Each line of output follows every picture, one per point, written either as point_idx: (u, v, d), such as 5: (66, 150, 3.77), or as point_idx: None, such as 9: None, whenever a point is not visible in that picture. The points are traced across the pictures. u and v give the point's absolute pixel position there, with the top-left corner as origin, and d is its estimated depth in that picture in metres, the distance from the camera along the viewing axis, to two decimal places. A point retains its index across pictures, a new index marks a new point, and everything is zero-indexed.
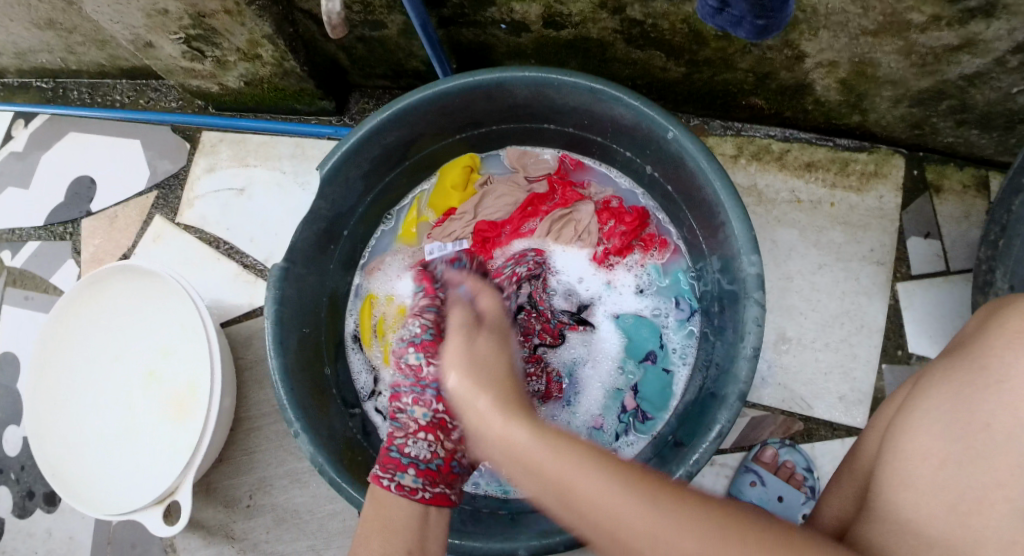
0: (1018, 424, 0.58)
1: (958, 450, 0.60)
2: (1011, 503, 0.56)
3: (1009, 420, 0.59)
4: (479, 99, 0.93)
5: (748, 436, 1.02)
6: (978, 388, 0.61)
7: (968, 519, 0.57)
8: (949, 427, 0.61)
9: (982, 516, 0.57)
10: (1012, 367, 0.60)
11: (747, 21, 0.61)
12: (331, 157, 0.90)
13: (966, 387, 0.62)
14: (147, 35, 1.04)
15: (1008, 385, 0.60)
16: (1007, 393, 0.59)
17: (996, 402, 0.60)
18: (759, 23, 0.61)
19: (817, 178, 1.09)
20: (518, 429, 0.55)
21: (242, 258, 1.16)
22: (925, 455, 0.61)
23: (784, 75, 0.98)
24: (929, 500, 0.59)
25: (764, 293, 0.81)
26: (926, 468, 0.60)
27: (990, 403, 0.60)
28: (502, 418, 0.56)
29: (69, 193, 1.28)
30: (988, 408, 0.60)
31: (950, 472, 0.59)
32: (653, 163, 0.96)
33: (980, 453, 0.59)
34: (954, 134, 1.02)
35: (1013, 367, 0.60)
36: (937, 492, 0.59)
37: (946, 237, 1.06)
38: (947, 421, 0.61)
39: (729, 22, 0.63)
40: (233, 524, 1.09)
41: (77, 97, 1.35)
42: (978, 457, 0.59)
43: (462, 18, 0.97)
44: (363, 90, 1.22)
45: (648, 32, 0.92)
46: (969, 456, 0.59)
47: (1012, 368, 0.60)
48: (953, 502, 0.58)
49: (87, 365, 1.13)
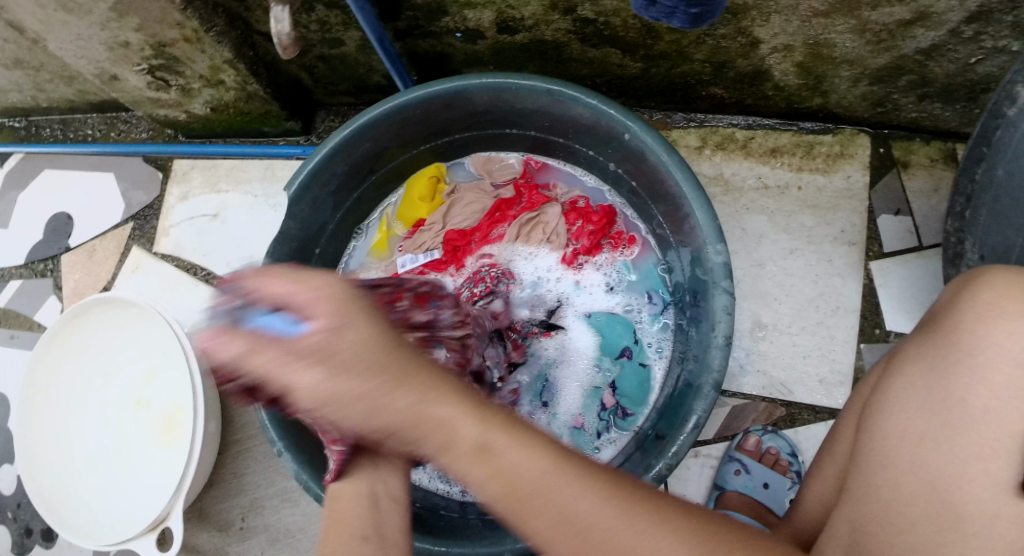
0: (995, 397, 0.58)
1: (935, 427, 0.60)
2: (991, 477, 0.56)
3: (984, 393, 0.59)
4: (439, 108, 0.94)
5: (729, 426, 1.02)
6: (953, 363, 0.62)
7: (950, 495, 0.57)
8: (926, 402, 0.61)
9: (962, 491, 0.57)
10: (985, 340, 0.61)
11: (681, 10, 0.62)
12: (296, 177, 0.90)
13: (941, 363, 0.62)
14: (111, 68, 1.04)
15: (982, 356, 0.60)
16: (981, 365, 0.60)
17: (971, 375, 0.60)
18: (692, 11, 0.62)
19: (783, 163, 1.09)
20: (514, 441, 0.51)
21: (219, 283, 1.16)
22: (905, 433, 0.61)
23: (741, 63, 0.98)
24: (907, 478, 0.59)
25: (732, 281, 0.82)
26: (906, 446, 0.61)
27: (965, 377, 0.60)
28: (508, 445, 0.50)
29: (47, 230, 1.29)
30: (963, 382, 0.60)
31: (929, 450, 0.59)
32: (616, 158, 0.96)
33: (957, 427, 0.59)
34: (917, 109, 1.03)
35: (984, 339, 0.61)
36: (916, 470, 0.59)
37: (916, 212, 1.06)
38: (924, 398, 0.62)
39: (662, 13, 0.64)
40: (227, 547, 1.09)
41: (50, 134, 1.36)
42: (955, 432, 0.59)
43: (417, 30, 0.98)
44: (329, 107, 1.23)
45: (602, 30, 0.93)
46: (948, 431, 0.59)
47: (983, 340, 0.61)
48: (933, 479, 0.58)
49: (75, 398, 1.14)
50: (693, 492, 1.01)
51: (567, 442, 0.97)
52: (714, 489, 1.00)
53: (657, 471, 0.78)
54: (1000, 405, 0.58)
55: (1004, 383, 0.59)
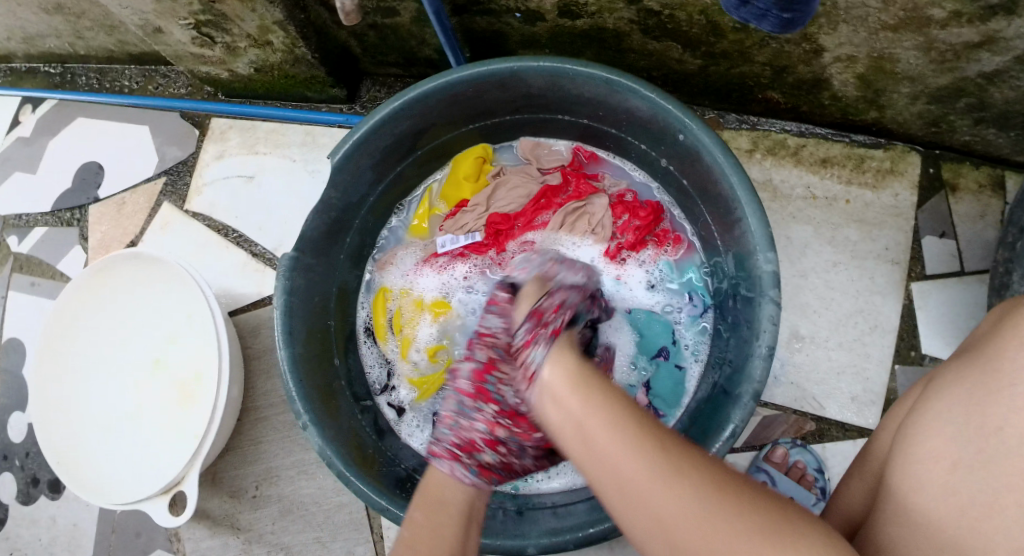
0: None
1: (970, 453, 0.58)
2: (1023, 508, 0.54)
3: (1023, 422, 0.57)
4: (492, 88, 0.92)
5: (760, 435, 1.01)
6: (991, 390, 0.59)
7: (978, 524, 0.56)
8: (960, 429, 0.60)
9: (991, 520, 0.55)
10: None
11: (773, 14, 0.60)
12: (342, 145, 0.89)
13: (979, 390, 0.60)
14: (156, 21, 1.03)
15: (1020, 387, 0.58)
16: (1020, 394, 0.58)
17: (1010, 404, 0.58)
18: (785, 16, 0.60)
19: (833, 174, 1.07)
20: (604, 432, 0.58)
21: (250, 247, 1.15)
22: (938, 458, 0.60)
23: (801, 69, 0.96)
24: (940, 503, 0.59)
25: (779, 291, 0.81)
26: (938, 472, 0.60)
27: (1003, 406, 0.58)
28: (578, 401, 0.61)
29: (76, 179, 1.27)
30: (1001, 411, 0.58)
31: (962, 476, 0.58)
32: (668, 155, 0.94)
33: (992, 456, 0.57)
34: (972, 132, 1.01)
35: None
36: (947, 495, 0.58)
37: (961, 236, 1.04)
38: (959, 424, 0.60)
39: (753, 15, 0.62)
40: (238, 514, 1.08)
41: (86, 83, 1.34)
42: (990, 460, 0.57)
43: (476, 6, 0.96)
44: (374, 78, 1.21)
45: (665, 23, 0.91)
46: (980, 459, 0.58)
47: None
48: (964, 506, 0.57)
49: (93, 354, 1.13)
50: None
51: None
52: None
53: None
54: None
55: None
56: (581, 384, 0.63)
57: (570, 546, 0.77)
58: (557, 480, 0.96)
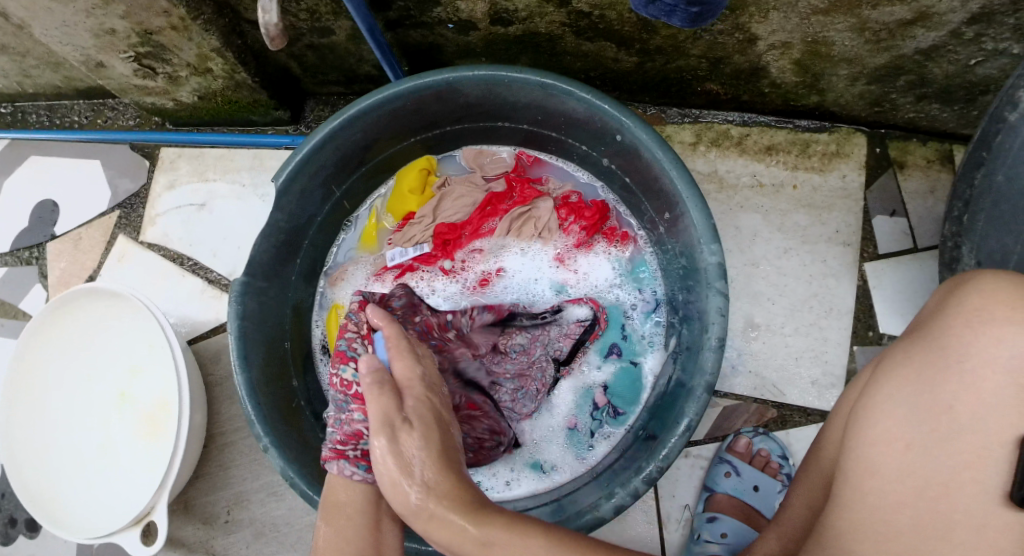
0: (981, 403, 0.58)
1: (923, 433, 0.59)
2: (978, 485, 0.56)
3: (972, 401, 0.58)
4: (430, 100, 0.92)
5: (721, 426, 1.02)
6: (940, 370, 0.60)
7: (937, 503, 0.57)
8: (912, 410, 0.60)
9: (950, 499, 0.56)
10: (972, 346, 0.60)
11: (680, 8, 0.61)
12: (284, 168, 0.89)
13: (928, 369, 0.61)
14: (97, 56, 1.02)
15: (969, 364, 0.59)
16: (969, 373, 0.59)
17: (958, 383, 0.59)
18: (693, 10, 0.61)
19: (779, 160, 1.08)
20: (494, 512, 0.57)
21: (206, 274, 1.15)
22: (890, 440, 0.60)
23: (738, 59, 0.97)
24: (896, 485, 0.58)
25: (725, 282, 0.81)
26: (892, 454, 0.59)
27: (953, 385, 0.59)
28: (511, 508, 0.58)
29: (33, 218, 1.27)
30: (951, 389, 0.59)
31: (915, 457, 0.58)
32: (610, 154, 0.94)
33: (946, 436, 0.58)
34: (914, 109, 1.01)
35: (973, 347, 0.59)
36: (903, 478, 0.58)
37: (911, 214, 1.05)
38: (911, 405, 0.60)
39: (661, 11, 0.63)
40: (212, 541, 1.08)
41: (36, 120, 1.34)
42: (943, 440, 0.58)
43: (409, 20, 0.96)
44: (319, 97, 1.21)
45: (597, 23, 0.91)
46: (933, 438, 0.58)
47: (973, 347, 0.59)
48: (921, 487, 0.57)
49: (58, 391, 1.13)
50: (683, 493, 1.00)
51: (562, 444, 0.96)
52: (704, 489, 0.99)
53: (647, 473, 0.78)
54: (988, 413, 0.57)
55: (993, 392, 0.58)
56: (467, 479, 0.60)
57: None
58: (520, 488, 0.95)
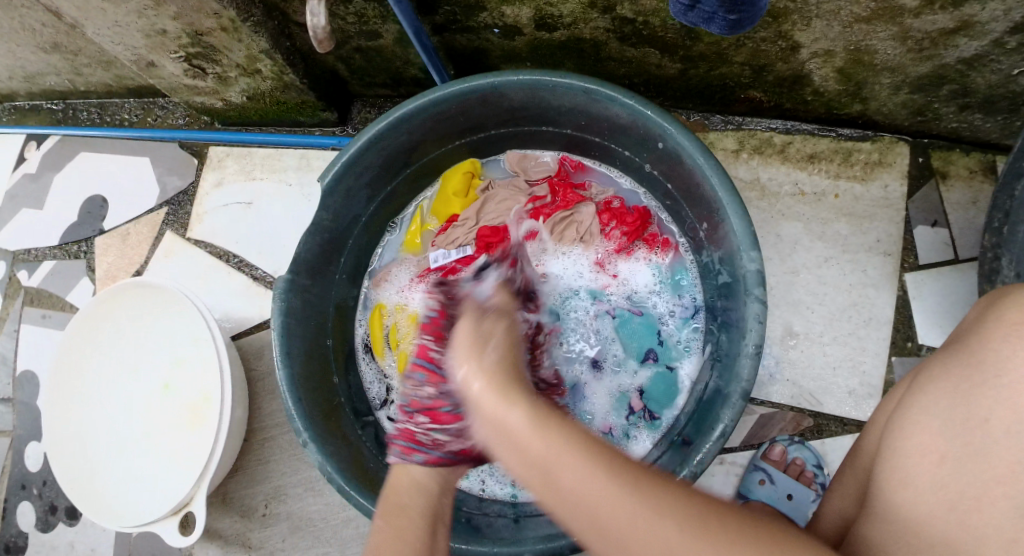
0: (1017, 419, 0.58)
1: (956, 447, 0.59)
2: (1011, 500, 0.56)
3: (1007, 415, 0.58)
4: (475, 104, 0.94)
5: (757, 434, 1.01)
6: (976, 383, 0.60)
7: (969, 516, 0.57)
8: (946, 423, 0.60)
9: (982, 513, 0.57)
10: (1009, 360, 0.59)
11: (720, 16, 0.62)
12: (331, 168, 0.91)
13: (964, 383, 0.61)
14: (149, 55, 1.06)
15: (1006, 378, 0.59)
16: (1005, 388, 0.59)
17: (994, 397, 0.59)
18: (731, 17, 0.62)
19: (820, 169, 1.07)
20: (516, 414, 0.58)
21: (251, 271, 1.17)
22: (924, 452, 0.60)
23: (780, 67, 0.97)
24: (928, 497, 0.59)
25: (764, 289, 0.81)
26: (926, 466, 0.60)
27: (989, 399, 0.59)
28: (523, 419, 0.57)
29: (82, 212, 1.31)
30: (986, 403, 0.59)
31: (948, 470, 0.59)
32: (652, 160, 0.95)
33: (978, 450, 0.58)
34: (958, 119, 1.01)
35: (1010, 361, 0.59)
36: (936, 490, 0.59)
37: (953, 225, 1.04)
38: (944, 418, 0.61)
39: (701, 18, 0.64)
40: (249, 532, 1.10)
41: (87, 117, 1.38)
42: (976, 453, 0.58)
43: (455, 24, 0.98)
44: (363, 99, 1.23)
45: (641, 29, 0.92)
46: (967, 453, 0.59)
47: (1009, 361, 0.59)
48: (953, 500, 0.58)
49: (103, 380, 1.16)
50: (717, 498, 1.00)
51: None
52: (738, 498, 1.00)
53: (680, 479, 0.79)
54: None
55: None
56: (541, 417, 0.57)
57: (565, 550, 0.78)
58: None
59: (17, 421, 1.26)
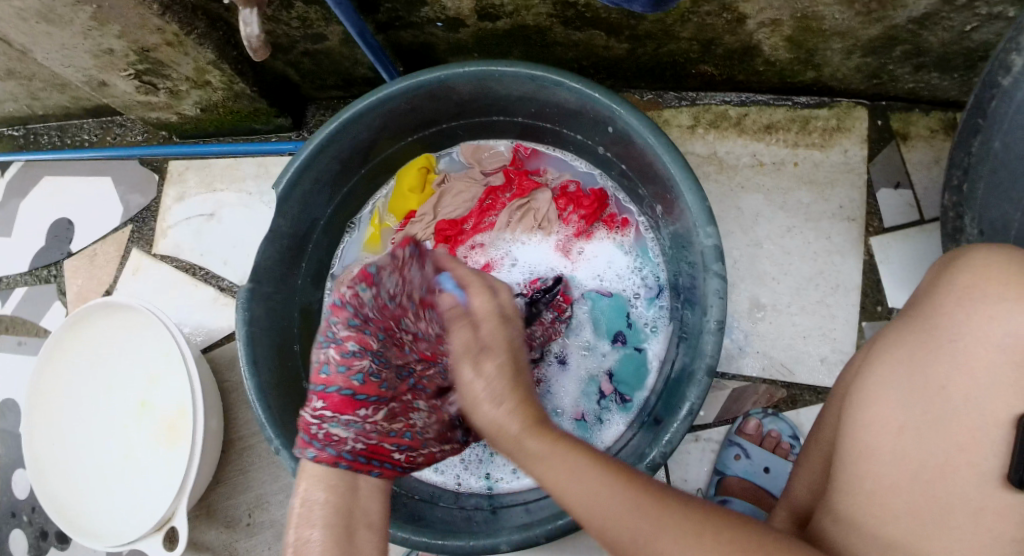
0: (975, 385, 0.57)
1: (916, 416, 0.59)
2: (974, 467, 0.56)
3: (966, 380, 0.58)
4: (424, 99, 0.93)
5: (730, 409, 1.01)
6: (931, 350, 0.60)
7: (934, 487, 0.57)
8: (905, 393, 0.60)
9: (946, 482, 0.56)
10: (963, 325, 0.59)
11: None
12: (284, 175, 0.90)
13: (921, 348, 0.60)
14: (99, 75, 1.05)
15: (961, 343, 0.59)
16: (962, 353, 0.58)
17: (951, 364, 0.58)
18: None
19: (778, 139, 1.07)
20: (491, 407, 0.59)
21: (218, 282, 1.17)
22: (883, 422, 0.60)
23: (728, 39, 0.96)
24: (891, 468, 0.58)
25: (723, 264, 0.81)
26: (886, 436, 0.59)
27: (946, 365, 0.59)
28: (530, 442, 0.56)
29: (49, 236, 1.31)
30: (944, 371, 0.59)
31: (908, 439, 0.58)
32: (605, 143, 0.95)
33: (939, 418, 0.58)
34: (913, 79, 1.00)
35: (965, 325, 0.59)
36: (898, 461, 0.58)
37: (916, 185, 1.03)
38: (904, 387, 0.60)
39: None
40: (236, 543, 1.11)
41: (48, 141, 1.37)
42: (936, 422, 0.58)
43: (398, 21, 0.97)
44: (318, 102, 1.22)
45: (584, 12, 0.91)
46: (927, 421, 0.58)
47: (964, 326, 0.59)
48: (916, 471, 0.57)
49: (81, 403, 1.16)
50: (695, 476, 1.00)
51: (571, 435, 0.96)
52: (715, 473, 0.99)
53: (651, 459, 0.79)
54: (981, 393, 0.57)
55: (986, 372, 0.57)
56: (546, 433, 0.57)
57: (542, 540, 0.78)
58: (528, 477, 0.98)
59: (2, 450, 1.27)
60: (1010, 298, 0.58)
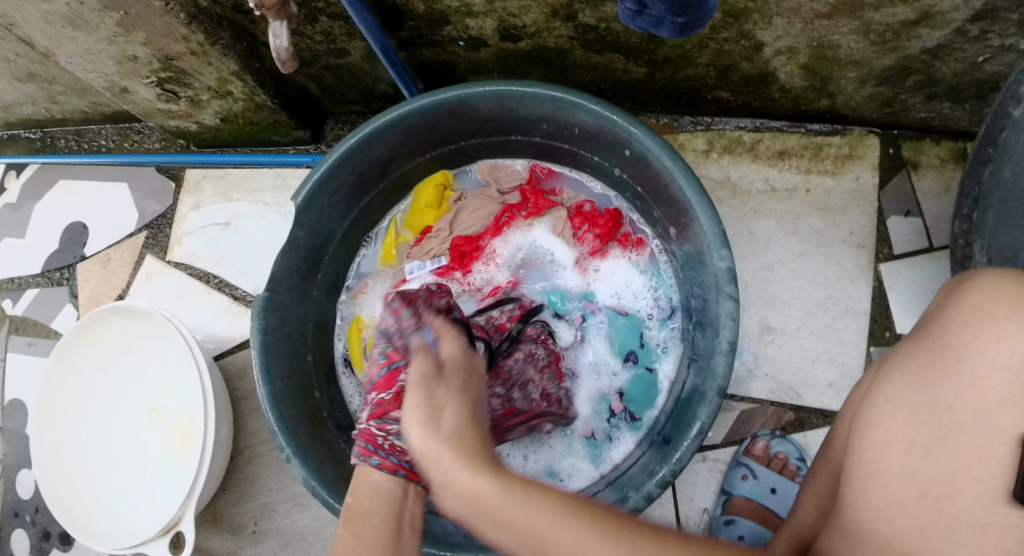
0: (982, 404, 0.58)
1: (925, 433, 0.59)
2: (981, 484, 0.57)
3: (973, 400, 0.58)
4: (444, 117, 0.95)
5: (739, 430, 1.02)
6: (940, 368, 0.61)
7: (941, 504, 0.57)
8: (913, 411, 0.60)
9: (953, 499, 0.57)
10: (971, 345, 0.60)
11: (667, 21, 0.63)
12: (304, 187, 0.91)
13: (929, 368, 0.61)
14: (121, 82, 1.06)
15: (969, 362, 0.59)
16: (969, 372, 0.59)
17: (958, 382, 0.59)
18: (679, 21, 0.62)
19: (791, 165, 1.08)
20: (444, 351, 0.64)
21: (232, 291, 1.18)
22: (893, 441, 0.60)
23: (746, 66, 0.97)
24: (898, 485, 0.59)
25: (736, 286, 0.82)
26: (894, 455, 0.60)
27: (952, 384, 0.59)
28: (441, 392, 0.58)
29: (63, 239, 1.31)
30: (951, 389, 0.59)
31: (917, 458, 0.59)
32: (621, 165, 0.96)
33: (947, 436, 0.58)
34: (926, 109, 1.01)
35: (973, 345, 0.60)
36: (905, 478, 0.59)
37: (926, 214, 1.05)
38: (912, 404, 0.61)
39: (650, 23, 0.64)
40: (241, 551, 1.11)
41: (65, 145, 1.38)
42: (944, 439, 0.58)
43: (421, 39, 0.98)
44: (337, 116, 1.24)
45: (605, 35, 0.93)
46: (935, 439, 0.59)
47: (973, 346, 0.60)
48: (923, 488, 0.58)
49: (92, 406, 1.16)
50: (702, 496, 1.00)
51: (581, 453, 0.97)
52: (721, 493, 0.99)
53: (661, 477, 0.79)
54: (989, 411, 0.58)
55: (992, 391, 0.58)
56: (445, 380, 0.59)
57: None
58: None
59: (7, 450, 1.27)
60: (1016, 319, 0.59)
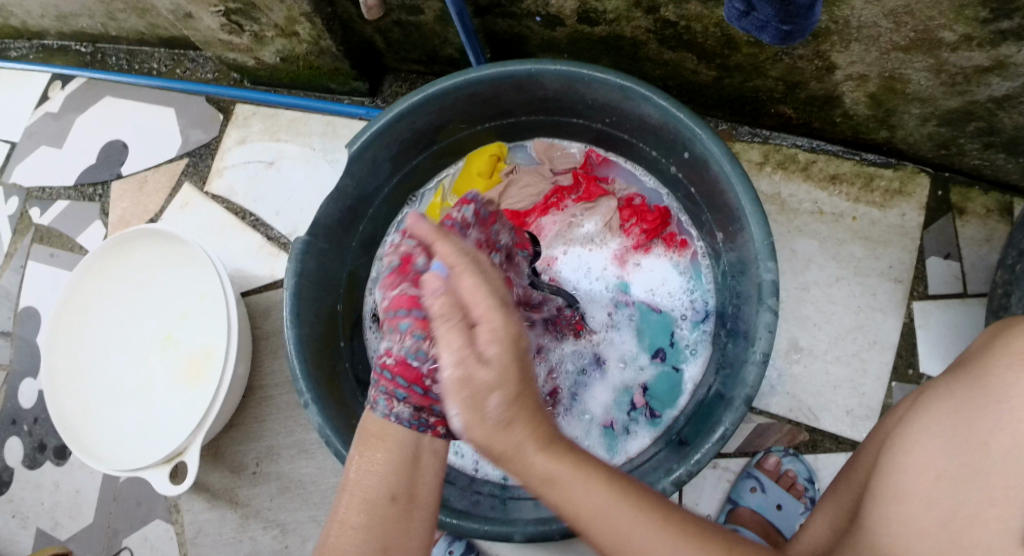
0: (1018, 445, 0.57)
1: (955, 467, 0.59)
2: (1003, 523, 0.56)
3: (1009, 440, 0.58)
4: (509, 89, 0.94)
5: (753, 443, 1.03)
6: (979, 407, 0.61)
7: (960, 536, 0.57)
8: (947, 442, 0.61)
9: (973, 532, 0.56)
10: (1014, 387, 0.60)
11: (773, 25, 0.62)
12: (360, 136, 0.91)
13: (969, 405, 0.61)
14: (187, 7, 1.05)
15: (1009, 404, 0.59)
16: (1006, 413, 0.59)
17: (996, 422, 0.59)
18: (784, 27, 0.62)
19: (841, 191, 1.09)
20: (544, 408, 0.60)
21: (266, 231, 1.17)
22: (923, 468, 0.61)
23: (813, 85, 0.98)
24: (922, 512, 0.59)
25: (778, 300, 0.81)
26: (922, 482, 0.60)
27: (990, 423, 0.59)
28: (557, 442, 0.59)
29: (101, 156, 1.31)
30: (987, 427, 0.59)
31: (943, 489, 0.59)
32: (677, 164, 0.96)
33: (976, 472, 0.58)
34: (980, 157, 1.01)
35: (1016, 388, 0.60)
36: (931, 506, 0.59)
37: (965, 259, 1.05)
38: (945, 437, 0.61)
39: (754, 26, 0.64)
40: (237, 489, 1.11)
41: (115, 63, 1.37)
42: (973, 475, 0.58)
43: (498, 8, 0.98)
44: (397, 73, 1.24)
45: (682, 33, 0.93)
46: (965, 473, 0.59)
47: (1014, 388, 0.60)
48: (945, 518, 0.58)
49: (108, 325, 1.16)
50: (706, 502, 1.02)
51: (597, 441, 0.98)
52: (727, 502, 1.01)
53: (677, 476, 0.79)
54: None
55: None
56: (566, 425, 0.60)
57: (555, 536, 0.78)
58: None
59: (14, 357, 1.26)
60: None
